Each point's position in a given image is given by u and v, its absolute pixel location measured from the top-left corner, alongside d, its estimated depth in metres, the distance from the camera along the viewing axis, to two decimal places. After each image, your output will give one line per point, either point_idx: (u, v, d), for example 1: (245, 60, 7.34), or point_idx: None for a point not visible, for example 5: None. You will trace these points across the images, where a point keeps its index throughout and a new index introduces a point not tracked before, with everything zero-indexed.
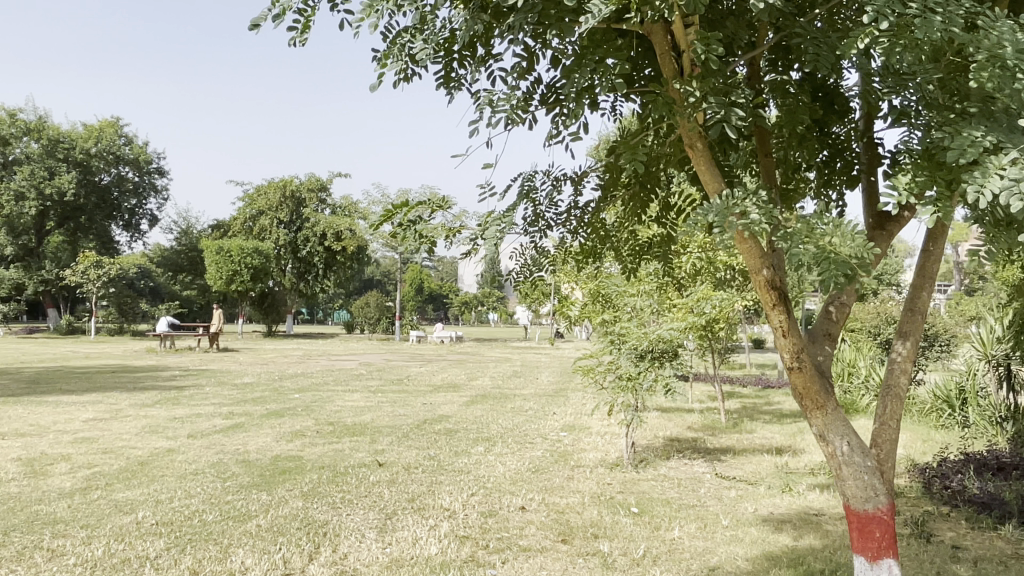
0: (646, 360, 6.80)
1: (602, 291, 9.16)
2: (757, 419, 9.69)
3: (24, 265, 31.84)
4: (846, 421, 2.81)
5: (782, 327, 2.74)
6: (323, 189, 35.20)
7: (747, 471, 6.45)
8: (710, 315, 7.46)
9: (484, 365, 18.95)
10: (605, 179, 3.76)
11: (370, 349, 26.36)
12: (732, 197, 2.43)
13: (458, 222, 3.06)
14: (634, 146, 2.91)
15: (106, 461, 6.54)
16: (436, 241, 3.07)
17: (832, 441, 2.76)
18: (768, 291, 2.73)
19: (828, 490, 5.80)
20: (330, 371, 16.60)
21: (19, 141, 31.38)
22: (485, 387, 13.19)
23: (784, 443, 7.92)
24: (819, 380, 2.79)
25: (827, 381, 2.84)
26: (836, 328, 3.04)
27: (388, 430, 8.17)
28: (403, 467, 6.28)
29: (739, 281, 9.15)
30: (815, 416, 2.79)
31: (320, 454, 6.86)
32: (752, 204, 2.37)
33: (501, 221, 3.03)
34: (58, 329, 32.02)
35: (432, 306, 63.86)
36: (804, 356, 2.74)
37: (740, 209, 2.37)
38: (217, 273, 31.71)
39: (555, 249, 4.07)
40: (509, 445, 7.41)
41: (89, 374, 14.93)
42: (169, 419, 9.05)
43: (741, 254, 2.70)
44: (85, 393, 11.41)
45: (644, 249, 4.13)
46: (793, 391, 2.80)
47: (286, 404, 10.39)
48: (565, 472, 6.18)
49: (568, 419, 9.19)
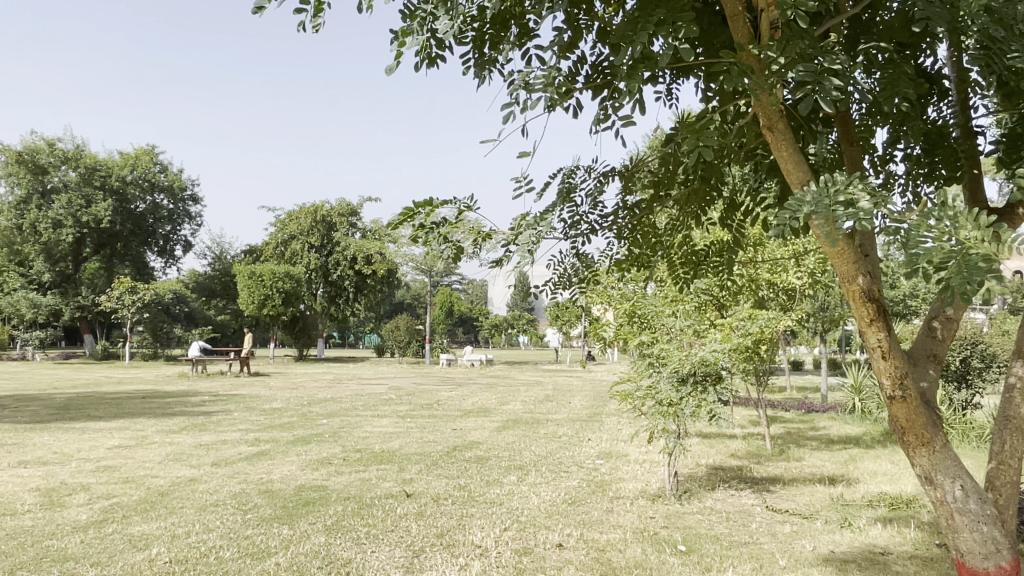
0: (688, 384, 6.43)
1: (637, 312, 8.81)
2: (803, 445, 9.23)
3: (61, 291, 32.38)
4: (953, 459, 2.73)
5: (882, 349, 2.67)
6: (353, 213, 35.37)
7: (799, 503, 6.03)
8: (755, 335, 7.06)
9: (515, 389, 18.57)
10: (654, 178, 3.63)
11: (399, 373, 26.13)
12: (831, 182, 2.20)
13: (490, 227, 2.89)
14: (699, 130, 2.64)
15: (125, 492, 6.31)
16: (464, 245, 2.90)
17: (941, 484, 2.69)
18: (865, 306, 2.65)
19: (891, 525, 5.38)
20: (360, 395, 16.41)
21: (58, 169, 32.05)
22: (517, 412, 12.84)
23: (836, 472, 7.47)
24: (924, 413, 2.71)
25: (932, 413, 2.76)
26: (940, 349, 2.98)
27: (417, 457, 7.87)
28: (433, 498, 5.96)
29: (783, 299, 8.74)
30: (919, 453, 2.72)
31: (347, 484, 6.58)
32: (858, 190, 2.15)
33: (537, 224, 2.77)
34: (94, 354, 32.41)
35: (462, 329, 63.74)
36: (907, 383, 2.67)
37: (845, 197, 2.14)
38: (249, 297, 31.87)
39: (602, 258, 3.93)
40: (544, 473, 7.06)
41: (120, 399, 14.90)
42: (195, 446, 8.85)
43: (834, 263, 2.62)
44: (113, 419, 11.31)
45: (698, 260, 4.00)
46: (895, 424, 2.74)
47: (314, 430, 10.15)
48: (604, 504, 5.82)
49: (605, 446, 8.82)
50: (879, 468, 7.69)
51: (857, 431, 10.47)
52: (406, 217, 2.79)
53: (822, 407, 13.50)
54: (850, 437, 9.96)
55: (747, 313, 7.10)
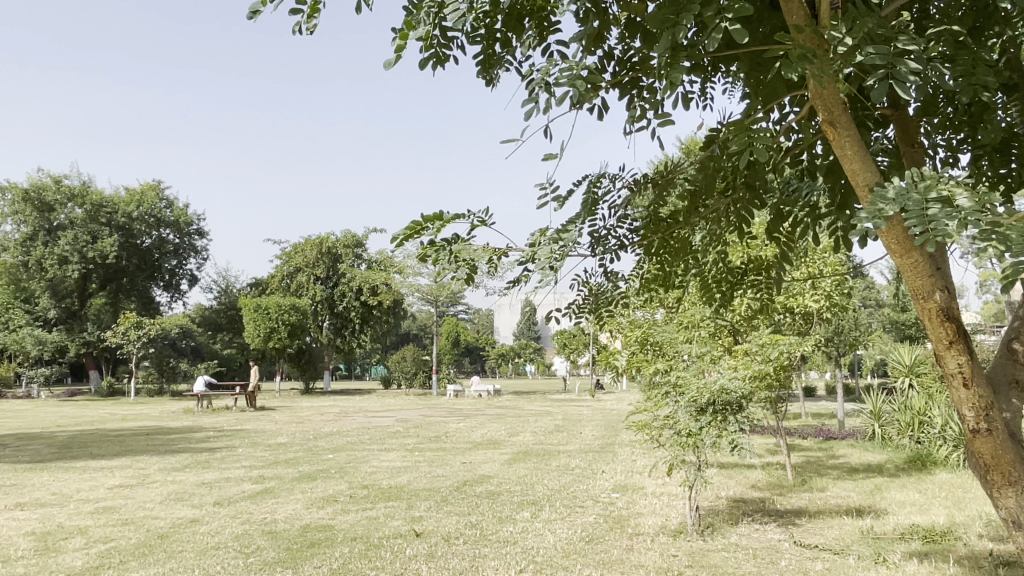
0: (707, 415, 6.22)
1: (649, 338, 8.60)
2: (824, 474, 8.94)
3: (66, 328, 32.28)
4: None
5: (962, 373, 2.54)
6: (358, 245, 35.35)
7: (828, 537, 5.77)
8: (775, 360, 6.83)
9: (524, 419, 18.27)
10: (688, 190, 3.59)
11: (407, 404, 25.80)
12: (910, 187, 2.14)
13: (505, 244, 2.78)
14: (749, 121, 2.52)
15: (124, 535, 6.07)
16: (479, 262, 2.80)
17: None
18: (942, 325, 2.52)
19: (926, 559, 5.10)
20: (366, 428, 16.15)
21: (64, 207, 32.13)
22: (527, 444, 12.55)
23: (862, 503, 7.19)
24: (1009, 448, 2.57)
25: (1019, 449, 2.62)
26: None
27: (426, 493, 7.61)
28: (443, 538, 5.70)
29: (799, 323, 8.50)
30: (1005, 492, 2.56)
31: (354, 523, 6.32)
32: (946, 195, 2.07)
33: (559, 239, 2.63)
34: (100, 391, 32.22)
35: (469, 360, 63.41)
36: (993, 413, 2.55)
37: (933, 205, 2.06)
38: (255, 331, 31.68)
39: (631, 277, 3.88)
40: (558, 508, 6.80)
41: (123, 436, 14.67)
42: (197, 485, 8.60)
43: (906, 277, 2.51)
44: (116, 458, 11.07)
45: (728, 277, 3.91)
46: (978, 459, 2.60)
47: (320, 465, 9.89)
48: (623, 542, 5.57)
49: (619, 478, 8.54)
50: (907, 498, 7.41)
51: (878, 459, 10.17)
52: (414, 232, 2.61)
53: (841, 434, 13.18)
54: (871, 464, 9.67)
55: (766, 339, 6.86)
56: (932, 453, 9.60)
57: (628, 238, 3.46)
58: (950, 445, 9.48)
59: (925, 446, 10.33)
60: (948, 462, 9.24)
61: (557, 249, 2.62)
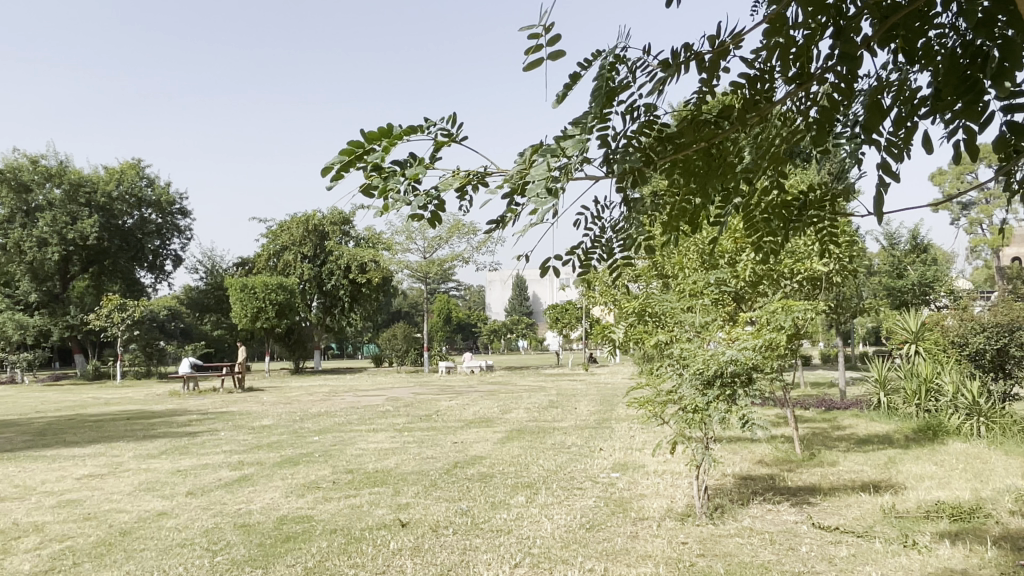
0: (715, 388, 5.73)
1: (647, 309, 8.13)
2: (833, 447, 8.48)
3: (48, 311, 31.57)
4: None
5: None
6: (345, 222, 34.72)
7: (847, 517, 5.33)
8: (788, 327, 6.23)
9: (517, 396, 17.86)
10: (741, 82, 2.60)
11: (398, 382, 25.36)
12: None
13: (484, 164, 2.16)
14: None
15: (82, 532, 5.56)
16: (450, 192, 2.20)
17: None
18: None
19: (959, 541, 4.64)
20: (356, 407, 15.68)
21: (42, 187, 31.28)
22: (520, 421, 12.10)
23: (878, 478, 6.77)
24: None
25: None
26: None
27: (414, 477, 7.11)
28: (430, 528, 5.23)
29: (807, 289, 7.93)
30: None
31: (334, 513, 5.82)
32: None
33: (559, 153, 2.02)
34: (85, 374, 31.62)
35: (461, 336, 63.11)
36: None
37: None
38: (242, 310, 31.05)
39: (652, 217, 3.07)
40: (555, 492, 6.32)
41: (102, 422, 14.14)
42: (172, 473, 8.11)
43: None
44: (89, 445, 10.55)
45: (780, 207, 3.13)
46: None
47: (303, 449, 9.39)
48: (627, 529, 5.10)
49: (618, 456, 8.09)
50: (925, 472, 6.98)
51: (886, 429, 9.75)
52: (351, 155, 1.99)
53: (843, 403, 12.81)
54: (880, 435, 9.27)
55: (777, 305, 6.28)
56: (943, 422, 9.22)
57: (655, 149, 2.56)
58: (963, 414, 9.08)
59: (935, 415, 9.93)
60: (962, 431, 8.83)
61: (554, 169, 2.00)
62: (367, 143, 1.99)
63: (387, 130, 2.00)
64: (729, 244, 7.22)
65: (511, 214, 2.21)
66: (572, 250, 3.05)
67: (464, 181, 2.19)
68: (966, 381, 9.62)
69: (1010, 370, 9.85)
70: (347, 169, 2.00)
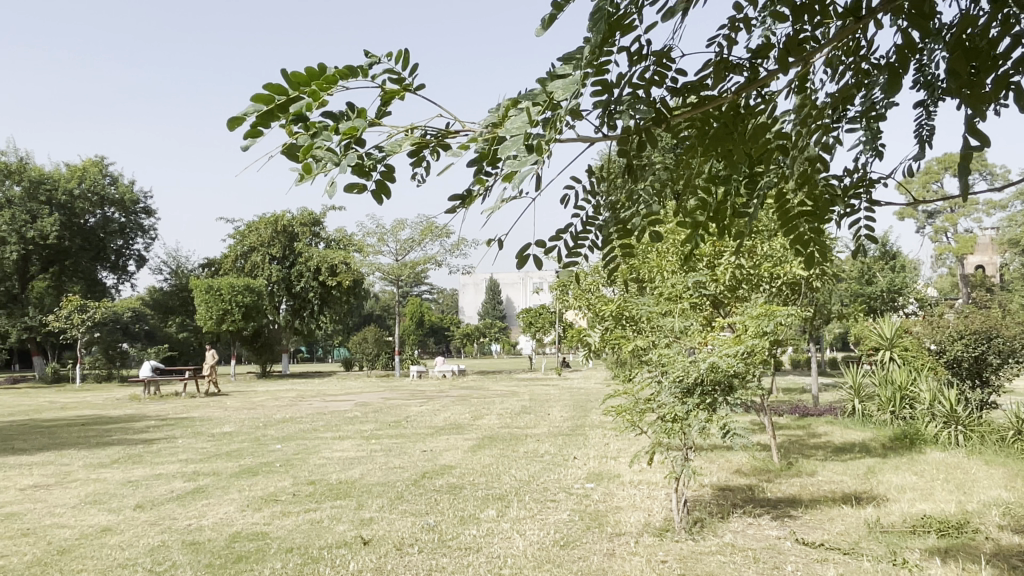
0: (695, 396, 5.47)
1: (625, 313, 7.90)
2: (811, 456, 8.30)
3: (6, 312, 30.58)
4: None
5: None
6: (316, 223, 34.16)
7: (831, 533, 5.10)
8: (773, 334, 5.94)
9: (489, 401, 17.56)
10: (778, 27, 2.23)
11: (367, 387, 24.90)
12: None
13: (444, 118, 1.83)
14: None
15: (16, 550, 5.14)
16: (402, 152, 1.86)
17: None
18: None
19: (951, 560, 4.43)
20: (322, 413, 15.25)
21: (0, 184, 30.34)
22: (492, 427, 11.80)
23: (859, 489, 6.58)
24: None
25: None
26: None
27: (378, 489, 6.76)
28: (394, 545, 4.91)
29: (787, 293, 7.72)
30: None
31: (291, 530, 5.46)
32: None
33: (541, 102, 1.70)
34: (44, 377, 30.66)
35: (433, 340, 62.66)
36: None
37: None
38: (208, 313, 30.36)
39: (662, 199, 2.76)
40: (527, 505, 6.02)
41: (56, 427, 13.55)
42: (122, 484, 7.67)
43: None
44: (38, 453, 10.03)
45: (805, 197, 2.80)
46: None
47: (264, 458, 8.98)
48: (603, 547, 4.82)
49: (592, 466, 7.82)
50: (906, 482, 6.81)
51: (862, 437, 9.62)
52: (275, 101, 1.62)
53: (818, 410, 12.70)
54: (856, 443, 9.14)
55: (761, 309, 5.96)
56: (920, 430, 9.11)
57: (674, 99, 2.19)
58: (939, 422, 8.96)
59: (913, 423, 9.81)
60: (940, 440, 8.70)
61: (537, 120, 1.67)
62: (290, 89, 1.66)
63: (318, 71, 1.68)
64: (707, 248, 7.01)
65: (480, 187, 1.90)
66: (561, 236, 2.72)
67: (418, 143, 1.88)
68: (943, 389, 9.52)
69: (987, 378, 9.78)
70: (264, 122, 1.65)
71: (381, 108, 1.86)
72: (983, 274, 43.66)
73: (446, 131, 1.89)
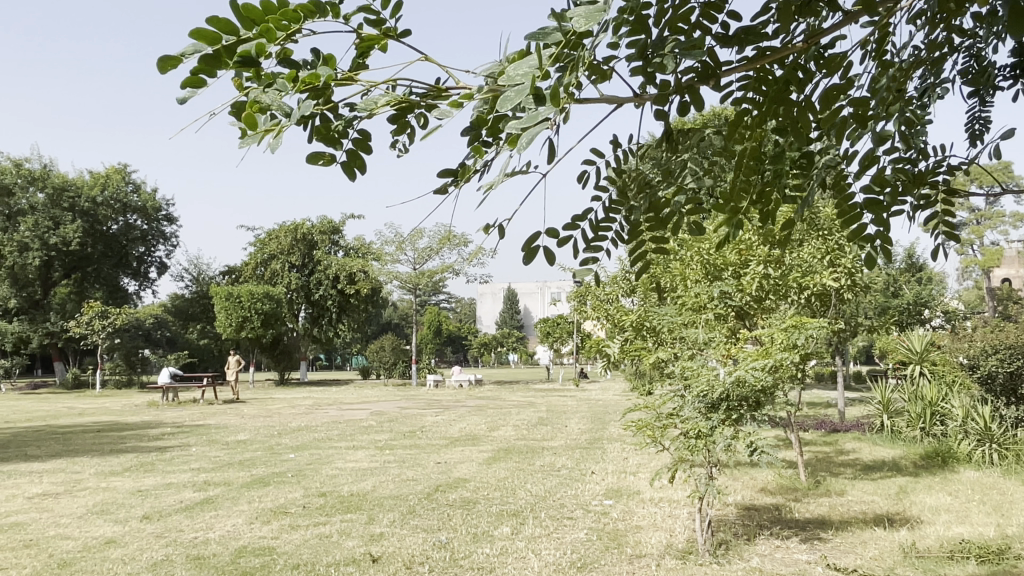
0: (719, 412, 5.24)
1: (647, 323, 7.69)
2: (839, 474, 8.01)
3: (28, 318, 30.86)
4: None
5: None
6: (335, 231, 34.23)
7: (863, 557, 4.86)
8: (804, 347, 5.67)
9: (506, 411, 17.35)
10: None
11: (384, 396, 24.77)
12: None
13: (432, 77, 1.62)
14: None
15: (18, 562, 5.00)
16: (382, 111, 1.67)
17: None
18: None
19: None
20: (337, 422, 15.10)
21: (25, 191, 30.69)
22: (508, 439, 11.58)
23: (892, 510, 6.30)
24: None
25: None
26: None
27: (390, 502, 6.57)
28: (403, 564, 4.72)
29: (815, 305, 7.44)
30: None
31: (299, 544, 5.29)
32: None
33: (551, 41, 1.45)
34: (65, 383, 30.88)
35: (450, 349, 62.54)
36: None
37: None
38: (227, 320, 30.44)
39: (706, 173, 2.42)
40: (543, 522, 5.81)
41: (71, 433, 13.52)
42: (131, 493, 7.54)
43: None
44: (51, 460, 9.95)
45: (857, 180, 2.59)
46: None
47: (276, 468, 8.82)
48: (622, 569, 4.61)
49: (611, 481, 7.58)
50: (940, 503, 6.51)
51: (892, 454, 9.30)
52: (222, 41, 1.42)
53: (844, 425, 12.36)
54: (886, 460, 8.83)
55: (789, 322, 5.70)
56: (953, 448, 8.77)
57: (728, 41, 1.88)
58: (973, 440, 8.62)
59: (945, 440, 9.48)
60: (973, 459, 8.37)
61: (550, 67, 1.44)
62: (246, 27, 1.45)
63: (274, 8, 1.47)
64: (732, 256, 6.80)
65: (476, 158, 1.71)
66: (577, 224, 2.38)
67: (401, 103, 1.66)
68: (977, 406, 9.18)
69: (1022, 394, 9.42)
70: (210, 69, 1.45)
71: (356, 59, 1.64)
72: (1010, 287, 42.92)
73: (435, 89, 1.68)
